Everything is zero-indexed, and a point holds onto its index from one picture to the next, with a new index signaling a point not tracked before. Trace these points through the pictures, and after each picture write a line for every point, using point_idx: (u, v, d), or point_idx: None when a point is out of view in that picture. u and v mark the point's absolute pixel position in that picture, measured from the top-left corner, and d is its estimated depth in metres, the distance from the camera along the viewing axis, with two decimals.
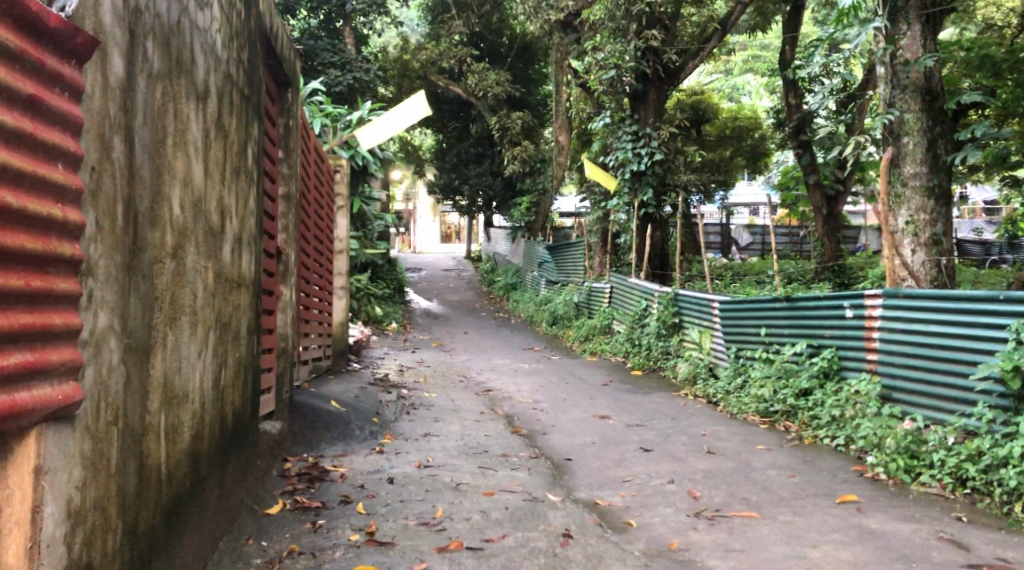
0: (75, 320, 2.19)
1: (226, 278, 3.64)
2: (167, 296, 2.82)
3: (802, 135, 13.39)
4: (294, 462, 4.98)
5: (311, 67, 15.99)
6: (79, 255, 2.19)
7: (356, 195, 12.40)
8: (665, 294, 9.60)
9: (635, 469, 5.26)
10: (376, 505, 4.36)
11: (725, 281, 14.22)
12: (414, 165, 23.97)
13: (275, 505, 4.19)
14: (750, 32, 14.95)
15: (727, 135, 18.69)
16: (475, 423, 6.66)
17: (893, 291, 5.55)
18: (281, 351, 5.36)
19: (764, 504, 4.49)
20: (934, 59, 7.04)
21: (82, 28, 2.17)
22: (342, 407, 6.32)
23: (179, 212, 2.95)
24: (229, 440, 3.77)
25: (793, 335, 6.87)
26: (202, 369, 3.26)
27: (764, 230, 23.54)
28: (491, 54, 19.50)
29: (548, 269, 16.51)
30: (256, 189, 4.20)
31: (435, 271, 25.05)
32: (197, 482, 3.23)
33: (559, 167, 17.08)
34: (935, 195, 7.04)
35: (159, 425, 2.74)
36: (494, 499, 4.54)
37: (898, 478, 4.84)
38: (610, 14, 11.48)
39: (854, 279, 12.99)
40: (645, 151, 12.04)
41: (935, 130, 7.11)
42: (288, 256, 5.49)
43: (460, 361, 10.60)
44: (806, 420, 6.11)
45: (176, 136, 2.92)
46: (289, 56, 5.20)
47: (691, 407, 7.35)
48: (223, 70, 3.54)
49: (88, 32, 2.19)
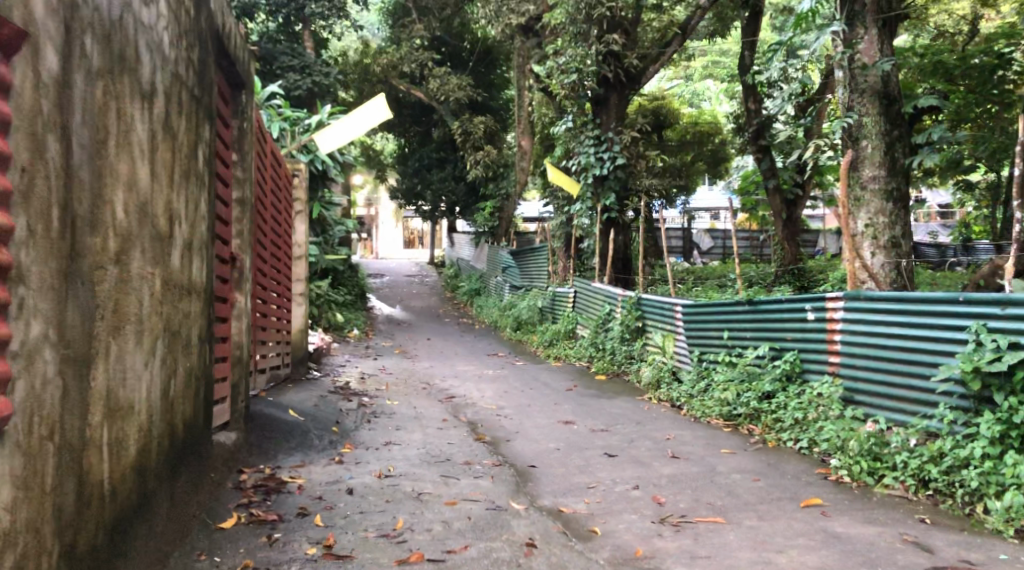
0: (4, 331, 2.07)
1: (175, 284, 3.51)
2: (109, 304, 2.70)
3: (762, 139, 13.53)
4: (250, 473, 4.84)
5: (270, 70, 15.82)
6: (8, 261, 2.07)
7: (315, 199, 12.23)
8: (629, 299, 9.59)
9: (600, 475, 5.20)
10: (334, 517, 4.24)
11: (687, 285, 14.28)
12: (375, 169, 23.79)
13: (229, 519, 4.06)
14: (709, 37, 15.06)
15: (688, 140, 18.84)
16: (438, 430, 6.56)
17: (854, 294, 5.55)
18: (237, 360, 5.22)
19: (729, 509, 4.45)
20: (891, 64, 7.13)
21: (8, 19, 2.06)
22: (300, 417, 6.18)
23: (123, 216, 2.82)
24: (180, 453, 3.63)
25: (756, 338, 6.86)
26: (148, 380, 3.13)
27: (724, 234, 23.76)
28: (453, 58, 19.45)
29: (512, 274, 16.45)
30: (207, 192, 4.06)
31: (398, 276, 24.88)
32: (145, 497, 3.10)
33: (521, 171, 17.06)
34: (893, 198, 7.10)
35: (102, 438, 2.62)
36: (456, 509, 4.45)
37: (862, 481, 4.84)
38: (571, 18, 11.53)
39: (813, 282, 13.13)
40: (608, 155, 12.05)
41: (892, 134, 7.16)
42: (243, 262, 5.34)
43: (423, 367, 10.50)
44: (769, 423, 6.10)
45: (119, 137, 2.79)
46: (242, 57, 5.08)
47: (655, 412, 7.33)
48: (171, 70, 3.42)
49: (15, 24, 2.09)
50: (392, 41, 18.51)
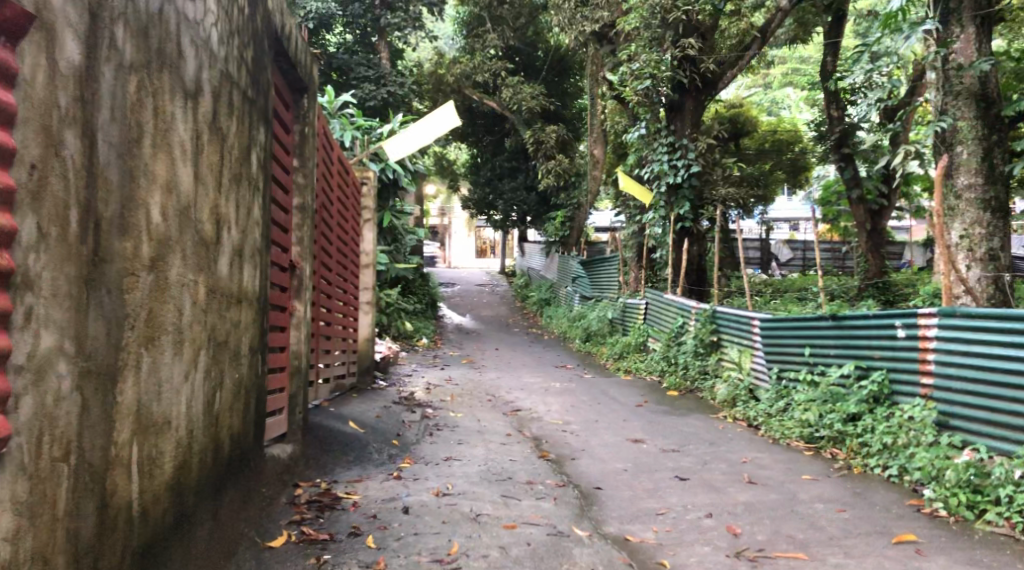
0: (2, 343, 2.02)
1: (222, 292, 3.34)
2: (141, 313, 2.58)
3: (845, 147, 13.22)
4: (306, 488, 4.66)
5: (346, 81, 15.89)
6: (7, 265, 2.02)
7: (386, 208, 12.13)
8: (703, 311, 9.23)
9: (670, 500, 4.87)
10: (387, 538, 4.03)
11: (765, 297, 13.77)
12: (448, 179, 23.79)
13: (279, 537, 3.88)
14: (789, 43, 14.49)
15: (767, 149, 18.39)
16: (501, 446, 6.32)
17: (950, 310, 5.12)
18: (295, 370, 5.07)
19: (813, 543, 4.08)
20: (990, 63, 6.58)
21: (14, 3, 2.04)
22: (360, 428, 6.00)
23: (159, 220, 2.68)
24: (226, 468, 3.47)
25: (840, 356, 6.43)
26: (189, 395, 2.97)
27: (804, 244, 22.98)
28: (527, 67, 19.20)
29: (582, 284, 16.18)
30: (262, 198, 3.91)
31: (470, 285, 24.83)
32: (185, 519, 2.96)
33: (594, 180, 16.76)
34: (991, 207, 6.60)
35: (131, 457, 2.55)
36: (515, 533, 4.19)
37: (960, 515, 4.41)
38: (646, 22, 11.24)
39: (900, 296, 12.56)
40: (682, 163, 11.71)
41: (991, 139, 6.65)
42: (303, 270, 5.18)
43: (489, 379, 10.27)
44: (854, 447, 5.70)
45: (156, 136, 2.65)
46: (304, 60, 4.93)
47: (730, 431, 6.94)
48: (220, 69, 3.25)
49: (22, 7, 2.06)
50: (465, 50, 18.38)
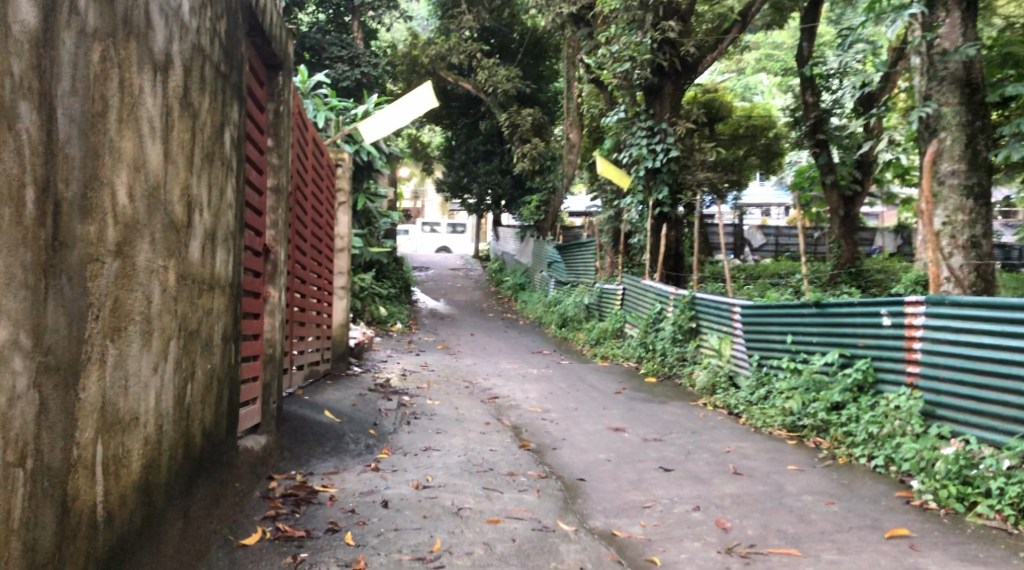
0: None
1: (194, 278, 3.16)
2: (106, 302, 2.40)
3: (820, 134, 13.18)
4: (280, 480, 4.49)
5: (318, 61, 15.55)
6: None
7: (360, 190, 11.89)
8: (682, 297, 9.13)
9: (656, 492, 4.76)
10: (366, 535, 3.87)
11: (739, 283, 13.75)
12: (421, 162, 23.50)
13: (253, 534, 3.71)
14: (767, 28, 14.27)
15: (741, 134, 18.48)
16: (480, 435, 6.18)
17: (938, 298, 5.04)
18: (269, 358, 4.88)
19: (804, 539, 3.98)
20: (976, 49, 6.44)
21: None
22: (336, 418, 5.83)
23: (125, 202, 2.49)
24: (198, 465, 3.29)
25: (823, 344, 6.35)
26: (158, 388, 2.79)
27: (777, 230, 23.03)
28: (502, 49, 18.98)
29: (557, 269, 16.04)
30: (235, 179, 3.70)
31: (443, 270, 24.65)
32: (153, 520, 2.78)
33: (569, 165, 16.61)
34: (974, 194, 6.54)
35: (96, 458, 2.38)
36: (499, 528, 4.06)
37: (950, 507, 4.34)
38: (626, 4, 11.02)
39: (872, 283, 12.60)
40: (661, 147, 11.52)
41: (975, 125, 6.58)
42: (278, 254, 4.98)
43: (465, 365, 10.12)
44: (838, 437, 5.62)
45: (122, 111, 2.46)
46: (279, 34, 4.71)
47: (711, 419, 6.85)
48: (192, 40, 3.05)
49: None
50: (440, 31, 18.07)
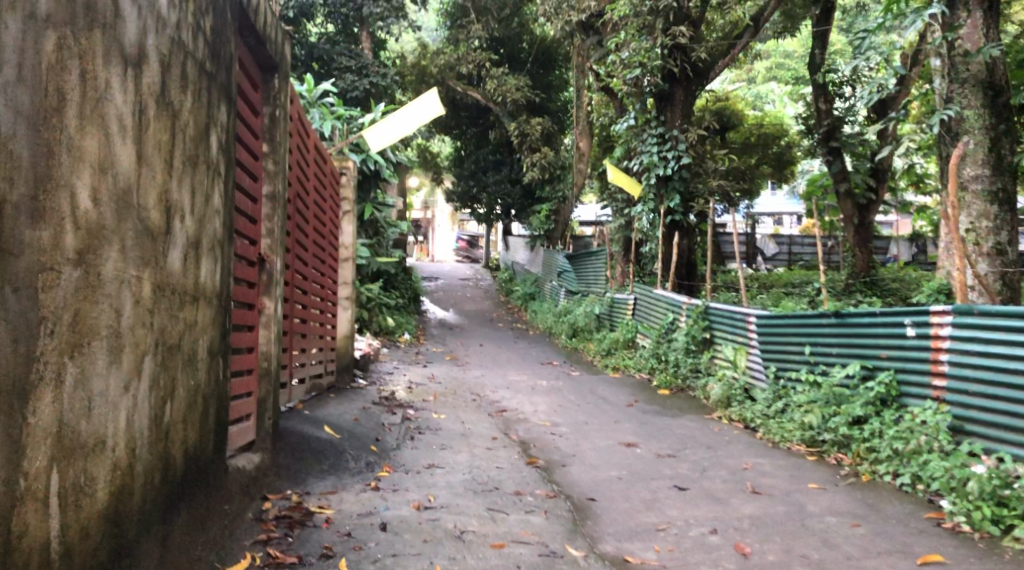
0: None
1: (174, 289, 2.94)
2: (63, 315, 2.27)
3: (833, 142, 12.90)
4: (275, 501, 4.26)
5: (326, 71, 15.40)
6: None
7: (367, 200, 11.69)
8: (695, 307, 8.86)
9: (671, 513, 4.51)
10: (362, 561, 3.63)
11: (752, 292, 13.45)
12: (431, 172, 23.31)
13: (241, 561, 3.48)
14: (778, 35, 13.93)
15: (752, 143, 18.26)
16: (486, 452, 5.94)
17: (966, 308, 4.78)
18: (264, 373, 4.65)
19: (829, 565, 3.73)
20: (998, 50, 6.16)
21: None
22: (336, 433, 5.60)
23: (89, 207, 2.34)
24: (180, 489, 3.08)
25: (843, 355, 6.08)
26: (130, 408, 2.58)
27: (790, 239, 22.70)
28: (511, 59, 18.75)
29: (568, 279, 15.77)
30: (224, 184, 3.49)
31: (454, 280, 24.43)
32: (126, 550, 2.58)
33: (578, 174, 16.39)
34: (999, 200, 6.27)
35: (50, 488, 2.24)
36: (503, 554, 3.81)
37: (985, 531, 4.07)
38: (635, 9, 10.73)
39: (889, 292, 12.28)
40: (671, 155, 11.29)
41: (999, 128, 6.30)
42: (274, 264, 4.75)
43: (473, 377, 9.89)
44: (861, 452, 5.34)
45: (84, 104, 2.32)
46: (274, 34, 4.49)
47: (727, 434, 6.58)
48: (171, 34, 2.84)
49: None
50: (449, 40, 17.89)
